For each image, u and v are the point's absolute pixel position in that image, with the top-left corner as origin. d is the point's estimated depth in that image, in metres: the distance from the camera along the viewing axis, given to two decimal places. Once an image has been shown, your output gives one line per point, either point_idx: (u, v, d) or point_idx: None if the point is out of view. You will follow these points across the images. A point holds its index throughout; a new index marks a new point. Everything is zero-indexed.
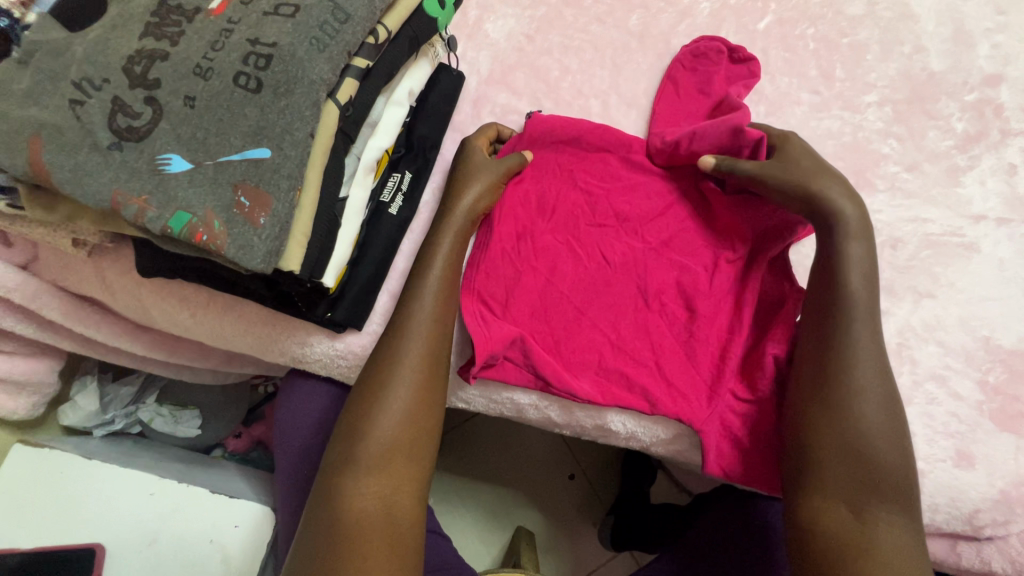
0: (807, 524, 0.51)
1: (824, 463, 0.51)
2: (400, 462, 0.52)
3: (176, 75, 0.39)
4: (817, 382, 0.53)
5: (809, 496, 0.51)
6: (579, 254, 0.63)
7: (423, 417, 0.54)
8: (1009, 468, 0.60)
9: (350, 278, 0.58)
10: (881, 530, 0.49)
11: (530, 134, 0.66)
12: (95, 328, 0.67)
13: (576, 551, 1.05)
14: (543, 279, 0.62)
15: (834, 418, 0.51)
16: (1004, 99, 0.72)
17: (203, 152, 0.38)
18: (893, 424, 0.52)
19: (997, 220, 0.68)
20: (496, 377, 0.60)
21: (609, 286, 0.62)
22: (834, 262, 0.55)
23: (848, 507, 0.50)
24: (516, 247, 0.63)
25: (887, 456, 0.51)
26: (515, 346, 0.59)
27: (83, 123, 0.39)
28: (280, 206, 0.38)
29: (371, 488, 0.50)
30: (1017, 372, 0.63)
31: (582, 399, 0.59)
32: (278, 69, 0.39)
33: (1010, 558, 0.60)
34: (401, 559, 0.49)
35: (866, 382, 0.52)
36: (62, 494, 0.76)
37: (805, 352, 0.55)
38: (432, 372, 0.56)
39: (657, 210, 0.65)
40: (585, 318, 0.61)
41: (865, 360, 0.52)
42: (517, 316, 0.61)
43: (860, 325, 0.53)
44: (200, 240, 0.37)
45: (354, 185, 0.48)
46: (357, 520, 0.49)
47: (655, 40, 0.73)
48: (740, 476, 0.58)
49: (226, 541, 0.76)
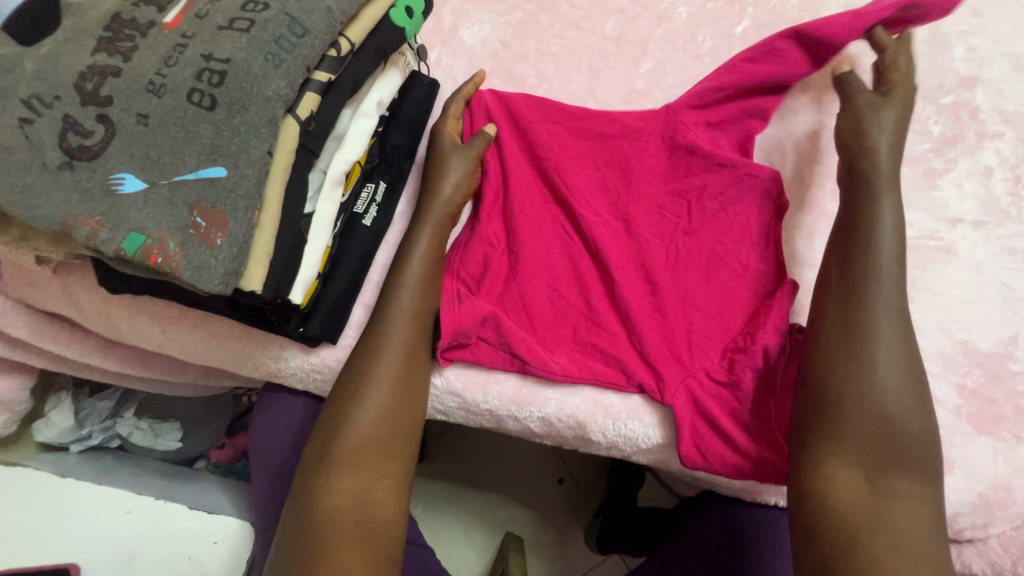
0: (819, 497, 0.48)
1: (841, 426, 0.48)
2: (379, 458, 0.51)
3: (128, 92, 0.38)
4: (834, 347, 0.51)
5: (824, 466, 0.48)
6: (548, 230, 0.65)
7: (405, 407, 0.54)
8: (988, 471, 0.60)
9: (323, 292, 0.57)
10: (902, 499, 0.46)
11: (484, 109, 0.67)
12: (63, 345, 0.65)
13: (564, 556, 1.05)
14: (513, 253, 0.63)
15: (853, 386, 0.49)
16: (980, 101, 0.72)
17: (157, 171, 0.37)
18: (912, 392, 0.49)
19: (973, 223, 0.68)
20: (470, 359, 0.59)
21: (578, 261, 0.64)
22: (863, 228, 0.54)
23: (866, 480, 0.47)
24: (487, 224, 0.64)
25: (908, 427, 0.48)
26: (487, 324, 0.59)
27: (33, 142, 0.38)
28: (237, 226, 0.37)
29: (344, 488, 0.49)
30: (994, 375, 0.63)
31: (560, 373, 0.59)
32: (233, 86, 0.38)
33: (989, 560, 0.61)
34: (377, 552, 0.47)
35: (885, 343, 0.50)
36: (37, 514, 0.74)
37: (825, 325, 0.52)
38: (412, 365, 0.56)
39: (626, 187, 0.66)
40: (557, 292, 0.63)
41: (884, 318, 0.50)
42: (491, 293, 0.62)
43: (885, 292, 0.51)
44: (154, 263, 0.36)
45: (321, 200, 0.47)
46: (335, 514, 0.48)
47: (631, 45, 0.72)
48: (714, 467, 0.57)
49: (204, 558, 0.74)
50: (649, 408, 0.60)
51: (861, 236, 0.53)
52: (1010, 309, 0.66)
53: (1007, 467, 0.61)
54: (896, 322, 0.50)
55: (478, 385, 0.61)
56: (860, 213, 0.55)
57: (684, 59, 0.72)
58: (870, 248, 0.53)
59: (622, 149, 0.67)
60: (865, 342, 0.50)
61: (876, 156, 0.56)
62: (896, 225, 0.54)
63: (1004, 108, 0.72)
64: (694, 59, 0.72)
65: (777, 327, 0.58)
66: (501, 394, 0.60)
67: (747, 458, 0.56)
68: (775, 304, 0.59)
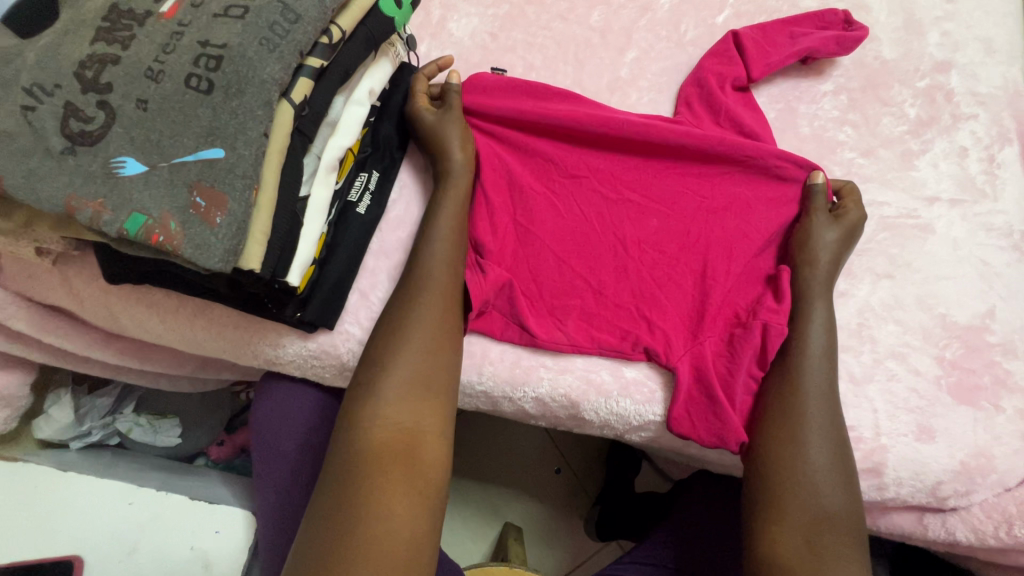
0: (768, 562, 0.54)
1: (784, 498, 0.55)
2: (421, 400, 0.55)
3: (127, 78, 0.40)
4: (774, 427, 0.58)
5: (770, 533, 0.55)
6: (558, 207, 0.66)
7: (441, 349, 0.57)
8: (968, 439, 0.62)
9: (319, 278, 0.58)
10: (835, 562, 0.53)
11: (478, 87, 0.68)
12: (63, 338, 0.66)
13: (563, 542, 1.06)
14: (521, 227, 0.65)
15: (791, 466, 0.56)
16: (954, 84, 0.75)
17: (157, 154, 0.39)
18: (841, 466, 0.56)
19: (949, 202, 0.71)
20: (481, 330, 0.62)
21: (586, 235, 0.66)
22: (804, 304, 0.61)
23: (806, 542, 0.54)
24: (498, 199, 0.66)
25: (835, 498, 0.55)
26: (498, 296, 0.62)
27: (35, 128, 0.39)
28: (237, 206, 0.38)
29: (397, 421, 0.53)
30: (972, 347, 0.66)
31: (568, 343, 0.62)
32: (228, 70, 0.39)
33: (972, 527, 0.63)
34: (421, 494, 0.51)
35: (818, 432, 0.56)
36: (38, 507, 0.75)
37: (769, 405, 0.59)
38: (443, 325, 0.58)
39: (639, 164, 0.68)
40: (566, 264, 0.65)
41: (812, 399, 0.57)
42: (502, 265, 0.64)
43: (813, 361, 0.59)
44: (157, 242, 0.37)
45: (315, 184, 0.48)
46: (380, 448, 0.52)
47: (616, 35, 0.74)
48: (694, 427, 0.59)
49: (207, 546, 0.75)
50: (639, 386, 0.61)
51: (796, 320, 0.61)
52: (987, 284, 0.68)
53: (986, 435, 0.63)
54: (822, 404, 0.57)
55: (472, 365, 0.62)
56: (803, 294, 0.62)
57: (668, 48, 0.74)
58: (810, 261, 0.63)
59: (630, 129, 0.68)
60: (801, 429, 0.57)
61: (818, 261, 0.63)
62: (825, 321, 0.60)
63: (977, 90, 0.75)
64: (677, 48, 0.74)
65: (779, 308, 0.61)
66: (496, 375, 0.62)
67: (734, 430, 0.58)
68: (779, 288, 0.63)
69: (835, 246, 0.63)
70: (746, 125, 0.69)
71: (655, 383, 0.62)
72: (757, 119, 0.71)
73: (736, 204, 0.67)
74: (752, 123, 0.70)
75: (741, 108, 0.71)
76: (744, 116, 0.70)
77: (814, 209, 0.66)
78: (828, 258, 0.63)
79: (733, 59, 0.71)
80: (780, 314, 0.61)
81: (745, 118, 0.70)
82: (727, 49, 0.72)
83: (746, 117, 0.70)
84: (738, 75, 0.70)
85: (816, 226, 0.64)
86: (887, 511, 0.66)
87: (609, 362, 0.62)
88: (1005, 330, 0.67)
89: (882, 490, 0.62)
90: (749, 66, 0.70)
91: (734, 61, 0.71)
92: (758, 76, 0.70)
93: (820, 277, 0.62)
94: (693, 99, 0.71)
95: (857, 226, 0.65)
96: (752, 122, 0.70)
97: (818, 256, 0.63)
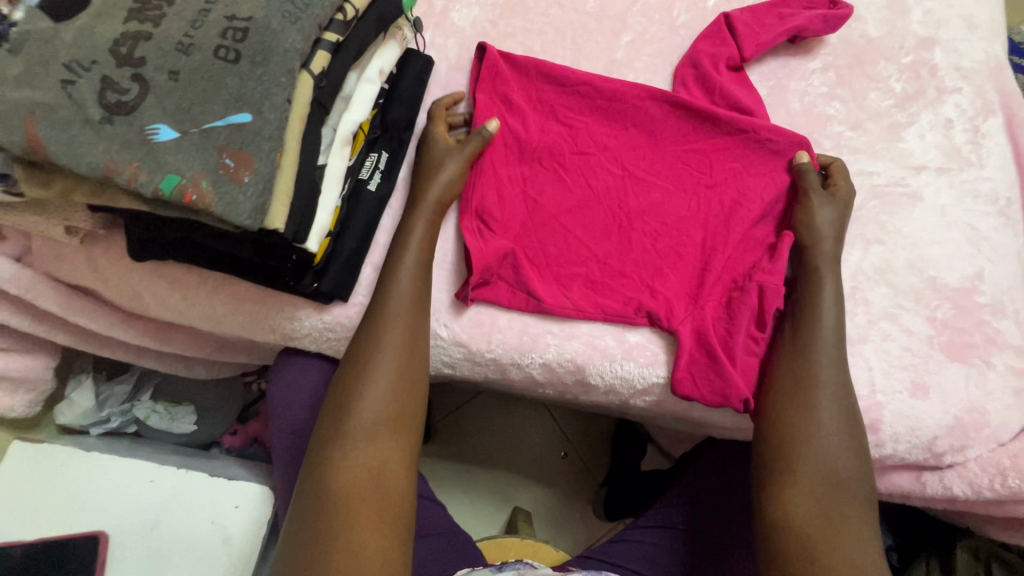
0: (778, 523, 0.56)
1: (795, 462, 0.57)
2: (386, 437, 0.55)
3: (160, 52, 0.43)
4: (786, 391, 0.60)
5: (782, 493, 0.56)
6: (565, 181, 0.69)
7: (408, 388, 0.58)
8: (961, 394, 0.65)
9: (334, 251, 0.61)
10: (845, 526, 0.54)
11: (492, 70, 0.70)
12: (88, 318, 0.69)
13: (571, 525, 1.08)
14: (529, 200, 0.68)
15: (801, 428, 0.58)
16: (937, 60, 0.78)
17: (188, 121, 0.42)
18: (849, 428, 0.58)
19: (937, 170, 0.73)
20: (490, 297, 0.64)
21: (590, 207, 0.68)
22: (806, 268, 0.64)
23: (817, 505, 0.55)
24: (506, 173, 0.69)
25: (843, 461, 0.57)
26: (507, 263, 0.65)
27: (75, 101, 0.42)
28: (263, 166, 0.41)
29: (361, 463, 0.53)
30: (962, 307, 0.68)
31: (573, 307, 0.64)
32: (254, 41, 0.43)
33: (969, 482, 0.65)
34: (390, 531, 0.51)
35: (828, 393, 0.59)
36: (64, 488, 0.77)
37: (781, 365, 0.61)
38: (410, 363, 0.58)
39: (642, 142, 0.71)
40: (572, 236, 0.67)
41: (823, 360, 0.60)
42: (510, 233, 0.67)
43: (825, 317, 0.61)
44: (190, 200, 0.40)
45: (332, 155, 0.51)
46: (348, 489, 0.52)
47: (612, 19, 0.77)
48: (695, 385, 0.62)
49: (226, 521, 0.77)
50: (643, 348, 0.64)
51: (813, 273, 0.64)
52: (975, 248, 0.71)
53: (978, 391, 0.65)
54: (833, 364, 0.60)
55: (482, 334, 0.65)
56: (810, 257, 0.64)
57: (661, 32, 0.77)
58: (808, 229, 0.66)
59: (631, 108, 0.71)
60: (813, 389, 0.59)
61: (817, 229, 0.65)
62: (834, 280, 0.63)
63: (961, 65, 0.78)
64: (670, 31, 0.77)
65: (777, 269, 0.64)
66: (505, 343, 0.64)
67: (735, 387, 0.61)
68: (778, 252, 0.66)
69: (833, 219, 0.66)
70: (741, 100, 0.73)
71: (658, 346, 0.64)
72: (749, 95, 0.74)
73: (735, 177, 0.70)
74: (745, 98, 0.73)
75: (734, 85, 0.74)
76: (737, 91, 0.73)
77: (809, 185, 0.68)
78: (825, 226, 0.65)
79: (725, 40, 0.74)
80: (775, 275, 0.64)
81: (738, 94, 0.73)
82: (719, 31, 0.75)
83: (739, 92, 0.73)
84: (729, 55, 0.74)
85: (811, 196, 0.67)
86: (886, 470, 0.68)
87: (612, 328, 0.65)
88: (993, 291, 0.69)
89: (880, 447, 0.65)
90: (740, 46, 0.74)
91: (726, 41, 0.74)
92: (749, 56, 0.74)
93: (817, 242, 0.65)
94: (688, 80, 0.74)
95: (847, 199, 0.67)
96: (745, 98, 0.73)
97: (821, 234, 0.65)
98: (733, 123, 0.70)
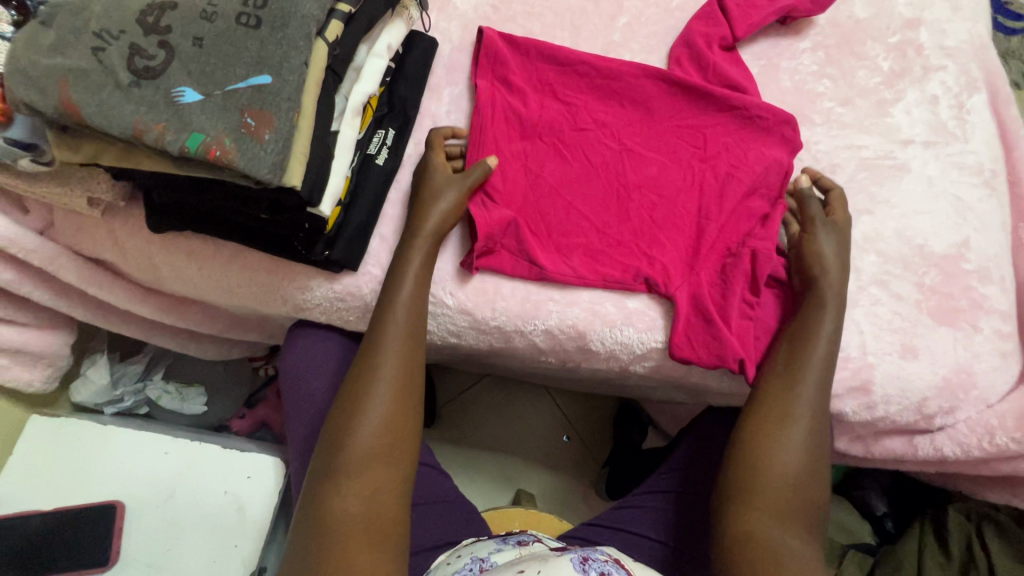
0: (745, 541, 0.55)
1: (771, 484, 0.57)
2: (381, 463, 0.55)
3: (185, 21, 0.46)
4: (770, 416, 0.60)
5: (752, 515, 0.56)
6: (564, 156, 0.72)
7: (402, 415, 0.57)
8: (949, 356, 0.67)
9: (344, 221, 0.64)
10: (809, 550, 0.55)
11: (493, 51, 0.73)
12: (106, 291, 0.71)
13: (575, 507, 1.10)
14: (531, 174, 0.71)
15: (782, 452, 0.58)
16: (923, 39, 0.80)
17: (212, 84, 0.45)
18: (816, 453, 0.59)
19: (923, 144, 0.76)
20: (494, 265, 0.67)
21: (590, 181, 0.71)
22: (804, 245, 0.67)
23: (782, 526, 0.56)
24: (508, 148, 0.71)
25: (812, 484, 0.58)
26: (510, 232, 0.67)
27: (105, 66, 0.44)
28: (282, 124, 0.44)
29: (355, 493, 0.53)
30: (949, 273, 0.71)
31: (574, 274, 0.67)
32: (274, 7, 0.46)
33: (958, 442, 0.68)
34: (383, 552, 0.51)
35: (807, 414, 0.60)
36: (82, 461, 0.79)
37: (773, 372, 0.62)
38: (406, 386, 0.59)
39: (638, 120, 0.74)
40: (572, 208, 0.70)
41: (808, 380, 0.61)
42: (512, 204, 0.69)
43: (825, 311, 0.63)
44: (214, 156, 0.43)
45: (344, 122, 0.54)
46: (343, 519, 0.51)
47: (608, 3, 0.80)
48: (693, 348, 0.64)
49: (239, 491, 0.79)
50: (642, 313, 0.67)
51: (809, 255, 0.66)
52: (961, 217, 0.73)
53: (966, 353, 0.68)
54: (816, 382, 0.61)
55: (486, 302, 0.67)
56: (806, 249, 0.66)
57: (656, 14, 0.80)
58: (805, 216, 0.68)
59: (627, 86, 0.74)
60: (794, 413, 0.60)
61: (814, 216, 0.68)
62: (836, 256, 0.65)
63: (946, 44, 0.80)
64: (665, 13, 0.80)
65: (769, 236, 0.68)
66: (508, 310, 0.67)
67: (731, 348, 0.63)
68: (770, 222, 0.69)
69: (828, 225, 0.68)
70: (733, 77, 0.75)
71: (656, 312, 0.67)
72: (741, 72, 0.76)
73: (728, 151, 0.73)
74: (737, 75, 0.76)
75: (726, 63, 0.77)
76: (730, 68, 0.76)
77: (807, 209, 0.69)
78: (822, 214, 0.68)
79: (717, 20, 0.77)
80: (766, 242, 0.67)
81: (730, 71, 0.76)
82: (711, 12, 0.78)
83: (731, 69, 0.76)
84: (721, 35, 0.76)
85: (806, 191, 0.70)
86: (878, 434, 0.71)
87: (612, 294, 0.67)
88: (979, 258, 0.72)
89: (871, 408, 0.67)
90: (732, 26, 0.76)
91: (718, 21, 0.77)
92: (740, 36, 0.76)
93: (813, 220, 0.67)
94: (682, 59, 0.77)
95: (846, 219, 0.69)
96: (737, 75, 0.76)
97: (824, 253, 0.66)
98: (725, 100, 0.73)
